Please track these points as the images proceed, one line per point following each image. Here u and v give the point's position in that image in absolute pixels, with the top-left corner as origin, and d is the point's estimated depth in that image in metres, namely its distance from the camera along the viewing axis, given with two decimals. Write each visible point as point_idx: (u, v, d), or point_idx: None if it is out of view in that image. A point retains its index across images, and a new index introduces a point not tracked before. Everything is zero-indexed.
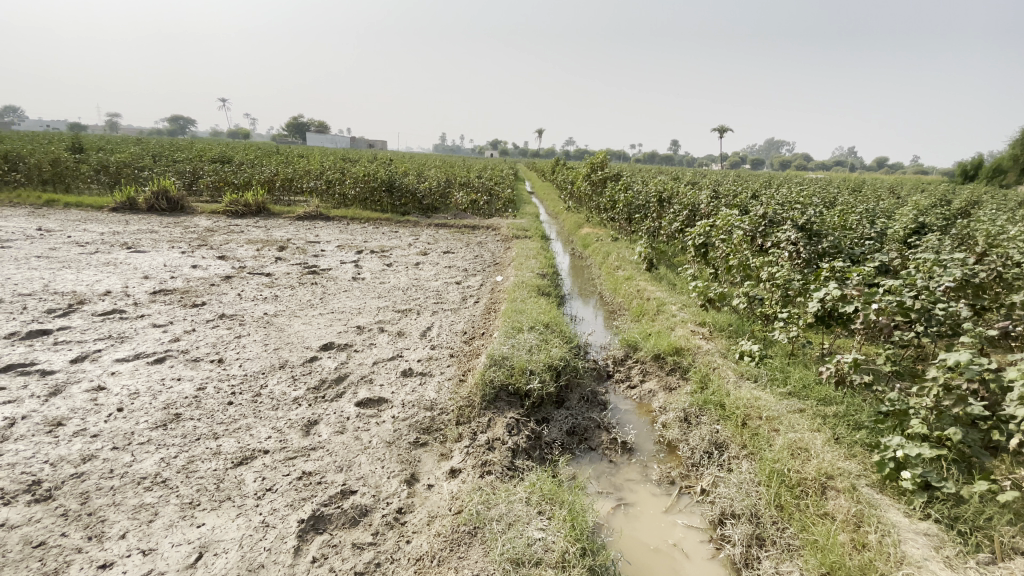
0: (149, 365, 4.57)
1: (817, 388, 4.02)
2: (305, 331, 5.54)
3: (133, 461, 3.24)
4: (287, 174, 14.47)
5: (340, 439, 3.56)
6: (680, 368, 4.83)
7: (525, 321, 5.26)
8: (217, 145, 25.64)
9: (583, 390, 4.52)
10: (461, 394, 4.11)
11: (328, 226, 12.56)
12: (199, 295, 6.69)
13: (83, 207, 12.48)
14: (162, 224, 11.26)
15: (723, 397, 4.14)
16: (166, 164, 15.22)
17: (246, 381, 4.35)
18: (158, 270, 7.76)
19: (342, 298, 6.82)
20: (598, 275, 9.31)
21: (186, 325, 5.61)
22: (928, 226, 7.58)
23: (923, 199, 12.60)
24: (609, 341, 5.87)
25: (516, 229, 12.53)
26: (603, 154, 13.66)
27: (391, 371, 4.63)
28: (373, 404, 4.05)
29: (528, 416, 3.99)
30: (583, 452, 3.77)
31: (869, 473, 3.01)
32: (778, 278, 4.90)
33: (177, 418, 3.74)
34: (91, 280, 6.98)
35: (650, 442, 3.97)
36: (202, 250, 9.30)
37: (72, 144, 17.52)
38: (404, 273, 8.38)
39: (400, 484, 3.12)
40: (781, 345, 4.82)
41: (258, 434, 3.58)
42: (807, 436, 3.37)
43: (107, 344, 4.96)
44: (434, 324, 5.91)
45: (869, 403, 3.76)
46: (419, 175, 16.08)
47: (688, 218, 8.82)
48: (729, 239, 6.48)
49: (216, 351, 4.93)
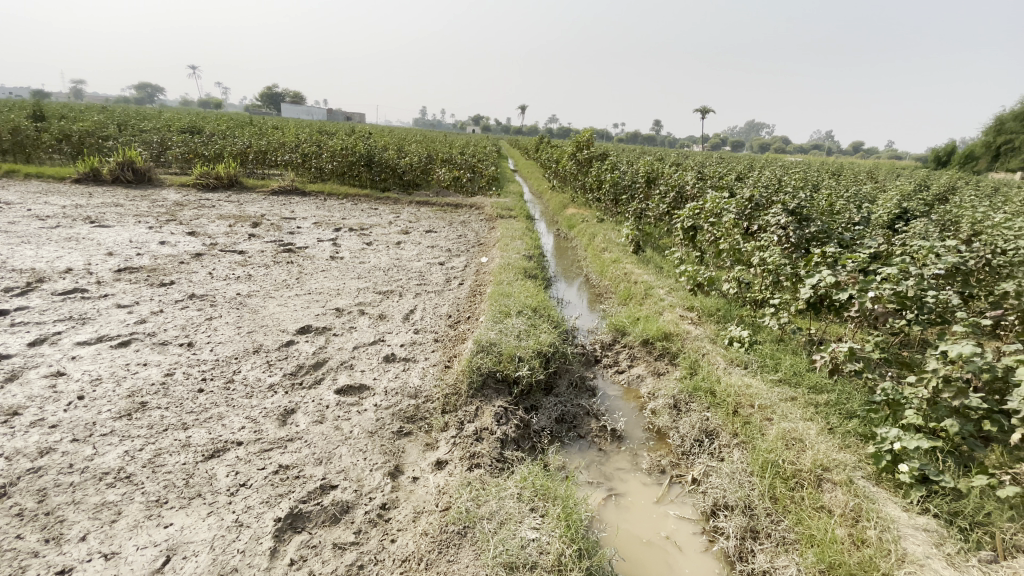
0: (113, 349, 4.29)
1: (809, 375, 3.97)
2: (281, 313, 5.28)
3: (95, 454, 3.02)
4: (261, 147, 13.87)
5: (320, 429, 3.39)
6: (669, 354, 4.75)
7: (512, 305, 5.10)
8: (189, 115, 24.41)
9: (571, 376, 4.40)
10: (447, 381, 3.95)
11: (305, 202, 12.12)
12: (168, 273, 6.34)
13: (43, 177, 11.77)
14: (128, 197, 10.70)
15: (714, 384, 4.06)
16: (133, 134, 14.45)
17: (218, 366, 4.11)
18: (123, 246, 7.33)
19: (320, 278, 6.55)
20: (583, 256, 9.20)
21: (153, 305, 5.29)
22: (911, 212, 7.59)
23: (901, 184, 12.75)
24: (597, 325, 5.77)
25: (500, 209, 12.28)
26: (588, 132, 13.39)
27: (373, 356, 4.44)
28: (353, 392, 3.87)
29: (517, 404, 3.86)
30: (573, 440, 3.67)
31: (864, 465, 2.98)
32: (769, 263, 4.81)
33: (143, 407, 3.50)
34: (51, 256, 6.56)
35: (640, 429, 3.88)
36: (171, 225, 8.84)
37: (30, 112, 16.45)
38: (385, 253, 8.11)
39: (384, 478, 2.98)
40: (770, 331, 4.77)
41: (230, 425, 3.37)
42: (800, 425, 3.33)
43: (67, 326, 4.65)
44: (417, 307, 5.71)
45: (860, 391, 3.73)
46: (400, 150, 15.58)
47: (675, 201, 8.71)
48: (718, 223, 6.37)
49: (187, 334, 4.66)
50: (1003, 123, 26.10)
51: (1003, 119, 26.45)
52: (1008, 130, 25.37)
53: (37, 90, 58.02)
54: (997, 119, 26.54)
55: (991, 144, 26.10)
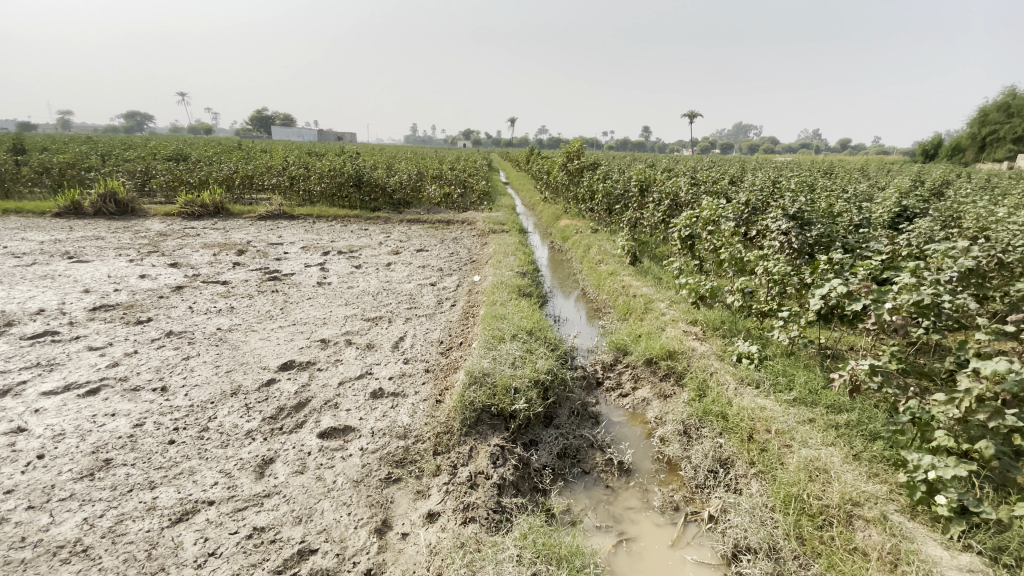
0: (80, 399, 3.99)
1: (826, 394, 3.70)
2: (262, 349, 4.99)
3: (51, 524, 2.72)
4: (247, 172, 13.65)
5: (300, 482, 3.11)
6: (674, 373, 4.47)
7: (506, 328, 4.82)
8: (176, 142, 24.09)
9: (572, 405, 4.12)
10: (438, 418, 3.66)
11: (293, 226, 11.88)
12: (146, 310, 6.05)
13: (24, 213, 11.49)
14: (110, 230, 10.43)
15: (725, 407, 3.78)
16: (117, 164, 14.21)
17: (192, 413, 3.82)
18: (101, 282, 7.04)
19: (306, 308, 6.27)
20: (579, 269, 8.96)
21: (128, 346, 5.01)
22: (911, 209, 7.39)
23: (894, 180, 12.58)
24: (597, 343, 5.51)
25: (492, 223, 12.08)
26: (578, 142, 13.20)
27: (359, 393, 4.16)
28: (337, 435, 3.58)
29: (514, 440, 3.57)
30: (577, 478, 3.39)
31: (896, 497, 2.72)
32: (775, 273, 4.56)
33: (108, 465, 3.20)
34: (25, 297, 6.27)
35: (648, 459, 3.59)
36: (153, 257, 8.56)
37: (12, 145, 16.21)
38: (374, 276, 7.84)
39: (370, 536, 2.70)
40: (778, 344, 4.50)
41: (202, 482, 3.08)
42: (823, 452, 3.06)
43: (33, 374, 4.34)
44: (407, 334, 5.43)
45: (882, 411, 3.46)
46: (389, 168, 15.38)
47: (670, 209, 8.50)
48: (717, 231, 6.11)
49: (161, 377, 4.37)
50: (986, 114, 26.32)
51: (986, 111, 26.69)
52: (992, 121, 25.56)
53: (23, 123, 57.50)
54: (980, 111, 26.78)
55: (977, 134, 26.24)
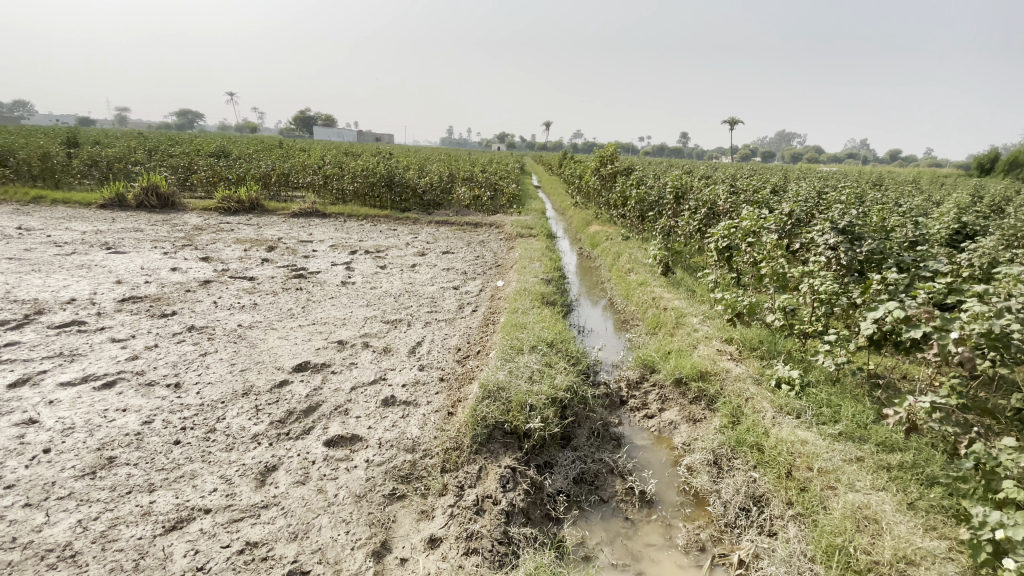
0: (95, 392, 3.97)
1: (876, 430, 3.33)
2: (279, 348, 4.92)
3: (46, 524, 2.64)
4: (283, 169, 13.87)
5: (300, 494, 2.96)
6: (705, 397, 4.15)
7: (526, 339, 4.61)
8: (222, 140, 24.81)
9: (593, 424, 3.86)
10: (448, 433, 3.47)
11: (324, 224, 11.97)
12: (171, 303, 6.09)
13: (71, 204, 11.95)
14: (149, 222, 10.71)
15: (760, 438, 3.45)
16: (161, 158, 14.67)
17: (201, 412, 3.74)
18: (133, 274, 7.17)
19: (326, 307, 6.21)
20: (608, 277, 8.66)
21: (148, 339, 5.01)
22: (972, 226, 6.80)
23: (951, 195, 11.74)
24: (623, 358, 5.22)
25: (521, 227, 11.89)
26: (611, 147, 12.88)
27: (371, 399, 4.01)
28: (344, 444, 3.43)
29: (528, 462, 3.34)
30: (593, 506, 3.13)
31: (958, 556, 2.36)
32: (821, 292, 4.20)
33: (110, 464, 3.13)
34: (60, 285, 6.41)
35: (673, 490, 3.31)
36: (186, 251, 8.71)
37: (67, 138, 16.94)
38: (398, 277, 7.75)
39: (366, 559, 2.52)
40: (822, 370, 4.12)
41: (201, 488, 2.97)
42: (873, 498, 2.72)
43: (54, 364, 4.37)
44: (425, 339, 5.27)
45: (943, 454, 3.07)
46: (420, 170, 15.38)
47: (706, 218, 8.11)
48: (758, 243, 5.73)
49: (176, 373, 4.33)
50: None
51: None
52: None
53: (83, 118, 60.50)
54: None
55: None
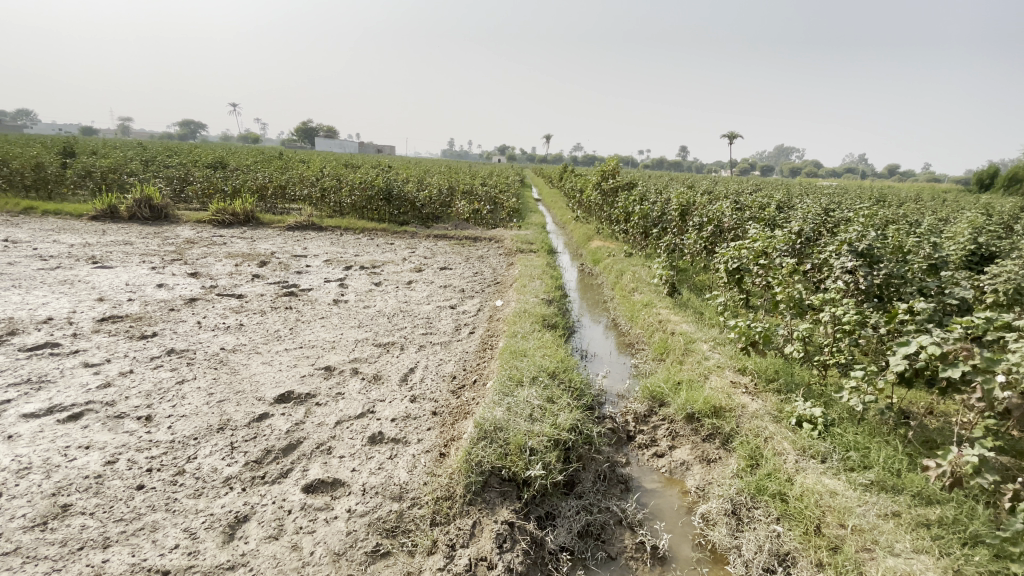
0: (59, 424, 3.65)
1: (912, 479, 3.03)
2: (262, 375, 4.61)
3: None
4: (280, 181, 13.63)
5: (271, 552, 2.63)
6: (719, 435, 3.84)
7: (526, 369, 4.31)
8: (222, 150, 24.78)
9: (598, 467, 3.54)
10: (440, 479, 3.15)
11: (320, 238, 11.69)
12: (153, 323, 5.78)
13: (62, 215, 11.70)
14: (140, 235, 10.43)
15: (784, 486, 3.14)
16: (156, 169, 14.44)
17: (172, 450, 3.42)
18: (117, 291, 6.86)
19: (316, 329, 5.90)
20: (610, 296, 8.36)
21: (124, 364, 4.70)
22: (991, 247, 6.53)
23: (962, 212, 11.45)
24: (628, 387, 4.90)
25: (521, 242, 11.63)
26: (613, 160, 12.67)
27: (357, 436, 3.69)
28: (325, 490, 3.11)
29: (527, 514, 3.03)
30: (600, 565, 2.81)
31: None
32: (843, 321, 3.90)
33: (65, 513, 2.80)
34: (38, 303, 6.11)
35: (688, 543, 2.98)
36: (175, 266, 8.41)
37: (64, 148, 16.73)
38: (393, 295, 7.44)
39: None
40: (846, 407, 3.80)
41: (162, 543, 2.64)
42: (917, 566, 2.41)
43: (19, 392, 4.04)
44: (418, 365, 4.96)
45: (990, 510, 2.76)
46: (420, 182, 15.14)
47: (713, 236, 7.83)
48: (770, 265, 5.45)
49: (149, 403, 4.01)
50: None
51: None
52: None
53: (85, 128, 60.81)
54: None
55: None
